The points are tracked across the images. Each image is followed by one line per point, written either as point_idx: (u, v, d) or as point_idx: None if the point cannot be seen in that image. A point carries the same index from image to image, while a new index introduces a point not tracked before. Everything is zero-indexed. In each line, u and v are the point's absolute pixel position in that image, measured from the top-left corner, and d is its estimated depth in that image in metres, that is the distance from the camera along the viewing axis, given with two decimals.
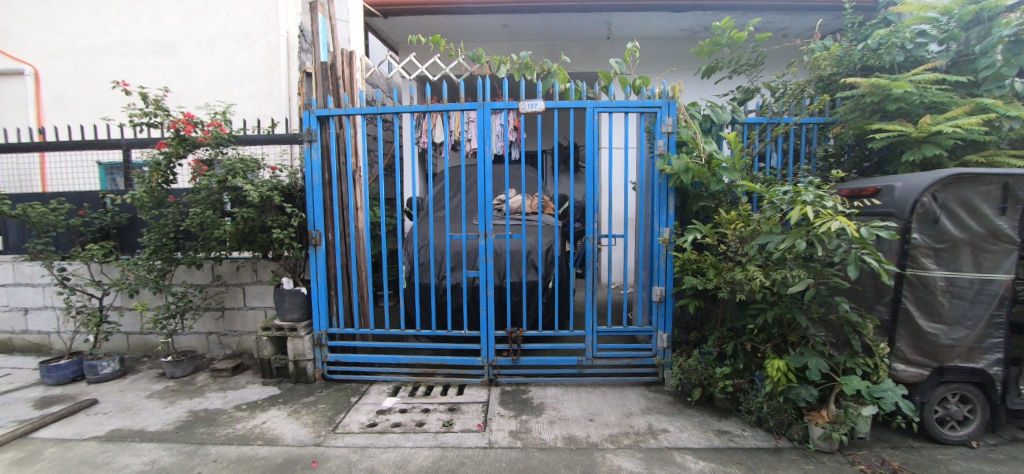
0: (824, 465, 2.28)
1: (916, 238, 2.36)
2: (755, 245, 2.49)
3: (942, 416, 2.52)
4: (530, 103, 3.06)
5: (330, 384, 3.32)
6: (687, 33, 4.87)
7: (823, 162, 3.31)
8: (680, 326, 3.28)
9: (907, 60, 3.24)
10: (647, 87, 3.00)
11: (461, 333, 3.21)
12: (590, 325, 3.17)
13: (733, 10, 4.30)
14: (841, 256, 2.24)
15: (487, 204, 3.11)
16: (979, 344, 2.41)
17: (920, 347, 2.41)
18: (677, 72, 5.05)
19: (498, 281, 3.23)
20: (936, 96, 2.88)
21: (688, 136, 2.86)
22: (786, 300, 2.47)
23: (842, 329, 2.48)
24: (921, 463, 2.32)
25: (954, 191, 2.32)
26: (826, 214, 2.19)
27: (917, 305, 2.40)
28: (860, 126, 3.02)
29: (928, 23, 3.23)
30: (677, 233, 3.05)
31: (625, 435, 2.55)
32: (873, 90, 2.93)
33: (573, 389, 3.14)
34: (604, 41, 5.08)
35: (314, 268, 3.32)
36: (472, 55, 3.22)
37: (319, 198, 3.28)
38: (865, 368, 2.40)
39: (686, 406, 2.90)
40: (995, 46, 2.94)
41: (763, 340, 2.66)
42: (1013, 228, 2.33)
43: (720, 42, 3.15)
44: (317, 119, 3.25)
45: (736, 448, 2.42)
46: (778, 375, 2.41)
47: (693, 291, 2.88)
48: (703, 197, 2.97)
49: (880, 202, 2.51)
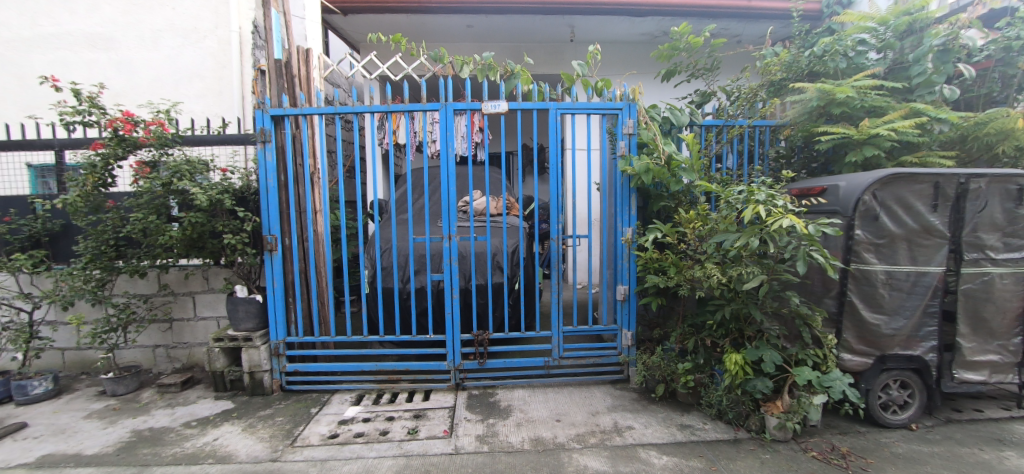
0: (779, 454, 2.37)
1: (859, 234, 2.49)
2: (713, 243, 2.56)
3: (885, 402, 2.67)
4: (493, 103, 3.03)
5: (289, 395, 3.18)
6: (648, 37, 4.99)
7: (775, 163, 3.47)
8: (643, 324, 3.34)
9: (850, 67, 3.43)
10: (609, 89, 3.04)
11: (426, 337, 3.14)
12: (556, 326, 3.17)
13: (690, 16, 4.43)
14: (792, 253, 2.34)
15: (451, 206, 3.07)
16: (916, 333, 2.57)
17: (864, 337, 2.55)
18: (638, 75, 5.16)
19: (463, 284, 3.19)
20: (875, 101, 3.07)
21: (649, 137, 2.91)
22: (742, 296, 2.55)
23: (793, 321, 2.59)
24: (867, 447, 2.46)
25: (891, 189, 2.47)
26: (777, 212, 2.28)
27: (861, 297, 2.54)
28: (808, 128, 3.18)
29: (868, 32, 3.43)
30: (639, 232, 3.10)
31: (591, 433, 2.57)
32: (820, 95, 3.09)
33: (540, 390, 3.13)
34: (568, 44, 5.13)
35: (270, 274, 3.17)
36: (434, 55, 3.16)
37: (274, 201, 3.13)
38: (815, 359, 2.51)
39: (650, 402, 2.95)
40: (926, 54, 3.17)
41: (722, 335, 2.73)
42: (944, 223, 2.50)
43: (679, 46, 3.25)
44: (271, 119, 3.10)
45: (697, 442, 2.48)
46: (736, 368, 2.49)
47: (655, 289, 2.94)
48: (664, 197, 3.04)
49: (826, 201, 2.64)
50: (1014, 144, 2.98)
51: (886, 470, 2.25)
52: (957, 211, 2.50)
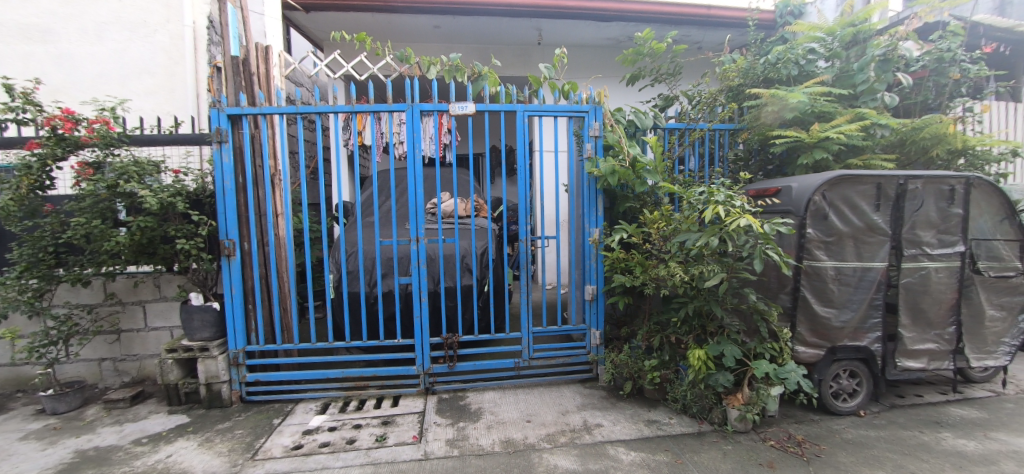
0: (740, 445, 2.46)
1: (810, 233, 2.62)
2: (675, 242, 2.64)
3: (836, 391, 2.82)
4: (460, 105, 3.02)
5: (249, 406, 3.05)
6: (613, 42, 5.10)
7: (734, 165, 3.59)
8: (611, 323, 3.41)
9: (801, 75, 3.60)
10: (575, 92, 3.09)
11: (394, 342, 3.09)
12: (526, 327, 3.18)
13: (653, 22, 4.56)
14: (749, 251, 2.45)
15: (419, 209, 3.04)
16: (862, 325, 2.73)
17: (816, 330, 2.69)
18: (603, 79, 5.26)
19: (432, 287, 3.15)
20: (824, 107, 3.24)
21: (614, 140, 2.97)
22: (704, 294, 2.64)
23: (751, 317, 2.70)
24: (820, 434, 2.59)
25: (839, 190, 2.62)
26: (735, 212, 2.38)
27: (813, 292, 2.67)
28: (764, 132, 3.34)
29: (817, 41, 3.64)
30: (606, 232, 3.16)
31: (561, 433, 2.59)
32: (774, 101, 3.26)
33: (510, 391, 3.13)
34: (535, 47, 5.19)
35: (228, 281, 3.04)
36: (400, 55, 3.12)
37: (232, 203, 3.00)
38: (772, 352, 2.62)
39: (619, 399, 3.00)
40: (869, 64, 3.37)
41: (685, 331, 2.81)
42: (886, 222, 2.68)
43: (642, 51, 3.35)
44: (228, 118, 2.98)
45: (664, 436, 2.55)
46: (699, 363, 2.57)
47: (622, 288, 3.01)
48: (630, 198, 3.11)
49: (780, 201, 2.77)
50: (946, 147, 3.23)
51: (837, 456, 2.38)
52: (898, 210, 2.67)
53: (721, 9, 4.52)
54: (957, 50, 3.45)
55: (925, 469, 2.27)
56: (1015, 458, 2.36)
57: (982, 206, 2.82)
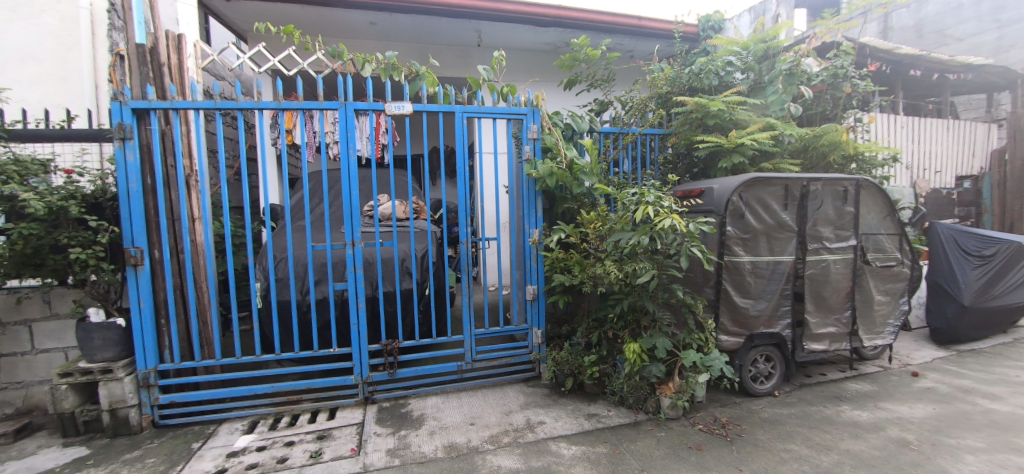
0: (672, 431, 2.62)
1: (730, 230, 2.85)
2: (610, 241, 2.75)
3: (754, 375, 3.09)
4: (396, 105, 2.97)
5: (163, 432, 2.76)
6: (551, 47, 5.22)
7: (663, 168, 3.79)
8: (552, 321, 3.48)
9: (721, 85, 3.91)
10: (514, 95, 3.13)
11: (330, 351, 2.95)
12: (468, 329, 3.17)
13: (588, 29, 4.72)
14: (677, 248, 2.61)
15: (355, 211, 2.94)
16: (775, 313, 3.01)
17: (736, 320, 2.92)
18: (541, 82, 5.36)
19: (370, 292, 3.08)
20: (740, 115, 3.54)
21: (552, 142, 3.05)
22: (637, 290, 2.76)
23: (680, 310, 2.87)
24: (741, 415, 2.82)
25: (753, 191, 2.87)
26: (663, 212, 2.54)
27: (732, 285, 2.90)
28: (689, 137, 3.60)
29: (734, 55, 3.96)
30: (545, 233, 3.22)
31: (504, 433, 2.60)
32: (698, 108, 3.52)
33: (453, 395, 3.10)
34: (475, 48, 5.19)
35: (135, 293, 2.73)
36: (332, 51, 2.99)
37: (138, 208, 2.70)
38: (699, 342, 2.80)
39: (561, 395, 3.07)
40: (777, 77, 3.73)
41: (621, 326, 2.94)
42: (793, 219, 2.97)
43: (578, 57, 3.49)
44: (133, 113, 2.69)
45: (602, 429, 2.65)
46: (634, 356, 2.69)
47: (562, 288, 3.10)
48: (568, 199, 3.20)
49: (703, 201, 2.98)
50: (841, 153, 3.64)
51: (756, 434, 2.60)
52: (803, 208, 2.97)
53: (651, 21, 4.79)
54: (848, 68, 3.89)
55: (827, 440, 2.54)
56: (898, 424, 2.71)
57: (870, 204, 3.21)
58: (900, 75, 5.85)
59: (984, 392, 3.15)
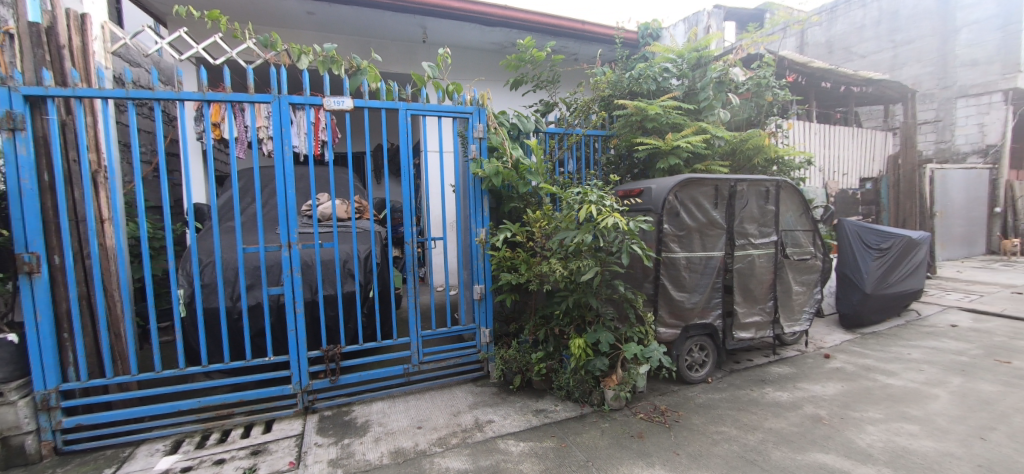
0: (615, 421, 2.73)
1: (666, 228, 3.01)
2: (555, 240, 2.81)
3: (689, 364, 3.29)
4: (335, 100, 2.84)
5: (68, 459, 2.45)
6: (498, 47, 5.24)
7: (606, 168, 3.92)
8: (500, 320, 3.50)
9: (659, 90, 4.12)
10: (459, 93, 3.13)
11: (265, 360, 2.78)
12: (414, 331, 3.11)
13: (534, 31, 4.79)
14: (618, 246, 2.71)
15: (291, 211, 2.79)
16: (707, 305, 3.22)
17: (673, 312, 3.10)
18: (488, 82, 5.37)
19: (309, 296, 2.94)
20: (676, 119, 3.77)
21: (498, 142, 3.07)
22: (581, 287, 2.84)
23: (622, 305, 2.98)
24: (678, 402, 2.99)
25: (687, 191, 3.06)
26: (605, 211, 2.63)
27: (669, 280, 3.07)
28: (630, 139, 3.78)
29: (670, 62, 4.20)
30: (492, 232, 3.23)
31: (452, 434, 2.58)
32: (637, 112, 3.71)
33: (400, 399, 3.03)
34: (420, 45, 5.10)
35: (28, 306, 2.40)
36: (264, 40, 2.80)
37: (33, 208, 2.38)
38: (640, 335, 2.93)
39: (509, 393, 3.10)
40: (708, 84, 4.00)
41: (567, 323, 3.01)
42: (722, 217, 3.19)
43: (524, 58, 3.55)
44: (25, 101, 2.36)
45: (550, 424, 2.70)
46: (579, 352, 2.77)
47: (508, 286, 3.13)
48: (514, 198, 3.24)
49: (642, 200, 3.13)
50: (763, 156, 3.98)
51: (691, 419, 2.77)
52: (731, 207, 3.21)
53: (594, 25, 4.95)
54: (770, 78, 4.23)
55: (753, 420, 2.76)
56: (812, 402, 3.00)
57: (787, 203, 3.52)
58: (813, 86, 6.48)
59: (882, 369, 3.56)
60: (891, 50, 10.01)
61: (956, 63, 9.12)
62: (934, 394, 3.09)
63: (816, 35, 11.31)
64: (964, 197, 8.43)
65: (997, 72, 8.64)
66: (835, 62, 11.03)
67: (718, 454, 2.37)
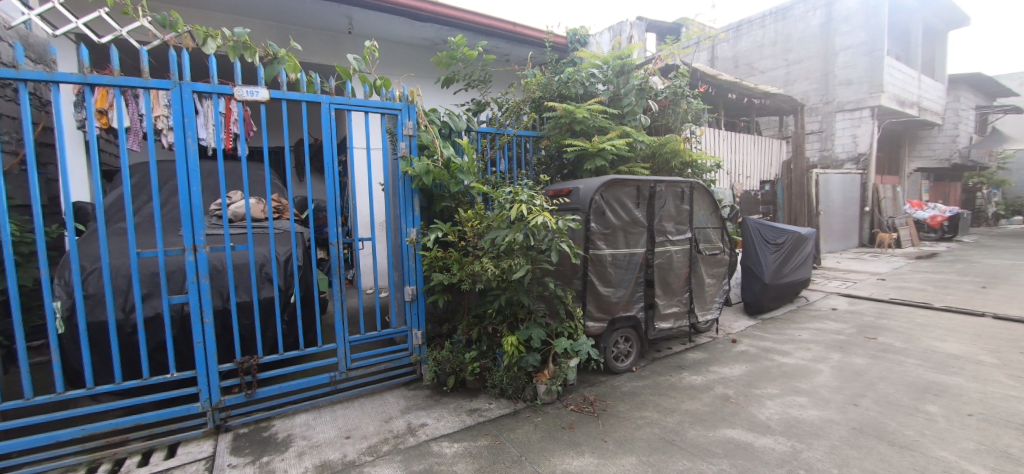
0: (547, 414, 2.81)
1: (593, 227, 3.15)
2: (487, 239, 2.82)
3: (616, 354, 3.48)
4: (249, 89, 2.63)
5: None
6: (429, 43, 5.16)
7: (537, 168, 4.00)
8: (432, 321, 3.44)
9: (586, 94, 4.32)
10: (387, 89, 3.03)
11: (167, 377, 2.48)
12: (341, 336, 2.96)
13: (466, 29, 4.77)
14: (548, 244, 2.79)
15: (195, 211, 2.52)
16: (631, 298, 3.42)
17: (600, 306, 3.25)
18: (418, 78, 5.26)
19: (219, 304, 2.68)
20: (601, 123, 3.98)
21: (428, 140, 3.02)
22: (513, 285, 2.88)
23: (553, 302, 3.07)
24: (606, 391, 3.15)
25: (612, 191, 3.22)
26: (535, 210, 2.69)
27: (597, 276, 3.21)
28: (559, 140, 3.91)
29: (596, 68, 4.40)
30: (423, 232, 3.17)
31: (384, 441, 2.49)
32: (566, 114, 3.88)
33: (326, 409, 2.86)
34: (346, 36, 4.87)
35: None
36: (160, 19, 2.46)
37: None
38: (569, 330, 3.04)
39: (443, 394, 3.07)
40: (631, 91, 4.26)
41: (500, 321, 3.03)
42: (643, 216, 3.41)
43: (455, 56, 3.64)
44: None
45: (484, 422, 2.71)
46: (512, 349, 2.81)
47: (441, 286, 3.08)
48: (445, 197, 3.20)
49: (571, 200, 3.24)
50: (679, 160, 4.30)
51: (618, 407, 2.93)
52: (651, 206, 3.44)
53: (525, 28, 5.04)
54: (684, 88, 4.60)
55: (672, 403, 2.99)
56: (722, 383, 3.31)
57: (700, 203, 3.85)
58: (722, 97, 7.16)
59: (779, 350, 4.03)
60: (785, 68, 11.35)
61: (836, 82, 10.55)
62: (820, 370, 3.55)
63: (724, 51, 12.51)
64: (841, 198, 9.76)
65: (865, 91, 10.12)
66: (740, 76, 12.27)
67: (641, 438, 2.53)
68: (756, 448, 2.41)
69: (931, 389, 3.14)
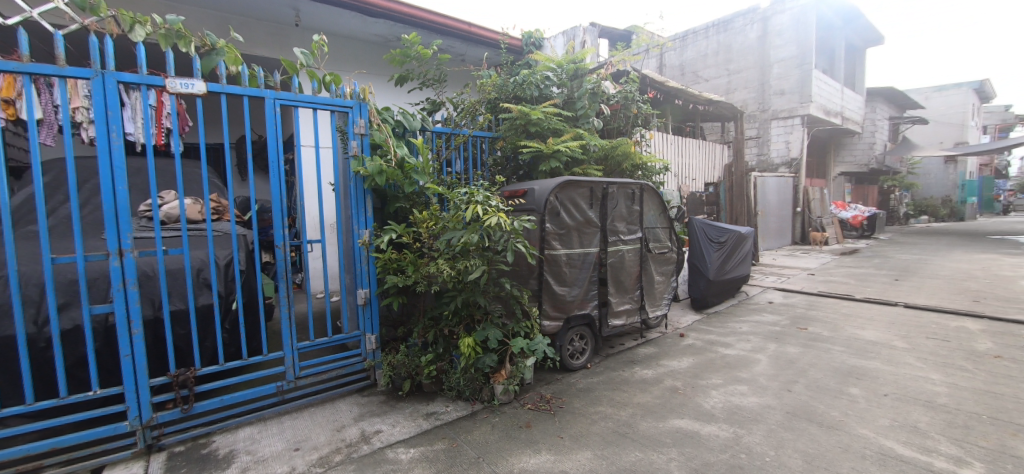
0: (504, 414, 2.82)
1: (548, 227, 3.20)
2: (443, 240, 2.80)
3: (571, 352, 3.56)
4: (183, 82, 2.45)
5: None
6: (382, 40, 5.03)
7: (493, 169, 4.02)
8: (387, 325, 3.36)
9: (541, 96, 4.39)
10: (338, 85, 2.91)
11: (89, 395, 2.25)
12: (288, 344, 2.82)
13: (420, 27, 4.70)
14: (504, 245, 2.80)
15: (122, 212, 2.31)
16: (585, 297, 3.50)
17: (556, 305, 3.31)
18: (370, 75, 5.12)
19: (150, 314, 2.48)
20: (555, 125, 4.07)
21: (380, 139, 2.95)
22: (469, 286, 2.87)
23: (509, 302, 3.08)
24: (562, 388, 3.22)
25: (566, 192, 3.29)
26: (490, 211, 2.69)
27: (552, 276, 3.27)
28: (514, 141, 3.95)
29: (551, 71, 4.49)
30: (376, 234, 3.09)
31: (335, 451, 2.40)
32: (521, 116, 3.93)
33: (273, 421, 2.72)
34: (293, 29, 4.67)
35: None
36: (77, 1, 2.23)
37: None
38: (526, 330, 3.08)
39: (398, 399, 3.00)
40: (584, 95, 4.37)
41: (456, 323, 3.01)
42: (597, 216, 3.51)
43: (409, 54, 3.62)
44: None
45: (441, 425, 2.68)
46: (469, 350, 2.80)
47: (395, 289, 3.02)
48: (399, 198, 3.14)
49: (526, 201, 3.28)
50: (630, 162, 4.46)
51: (573, 403, 3.00)
52: (603, 207, 3.54)
53: (480, 29, 5.03)
54: (635, 93, 4.78)
55: (625, 397, 3.10)
56: (671, 375, 3.48)
57: (650, 204, 4.02)
58: (669, 103, 7.53)
59: (722, 342, 4.28)
60: (726, 77, 12.10)
61: (771, 91, 11.37)
62: (758, 359, 3.81)
63: (672, 59, 13.13)
64: (777, 199, 10.52)
65: (797, 101, 10.97)
66: (686, 83, 12.89)
67: (595, 433, 2.60)
68: (701, 436, 2.55)
69: (853, 373, 3.46)
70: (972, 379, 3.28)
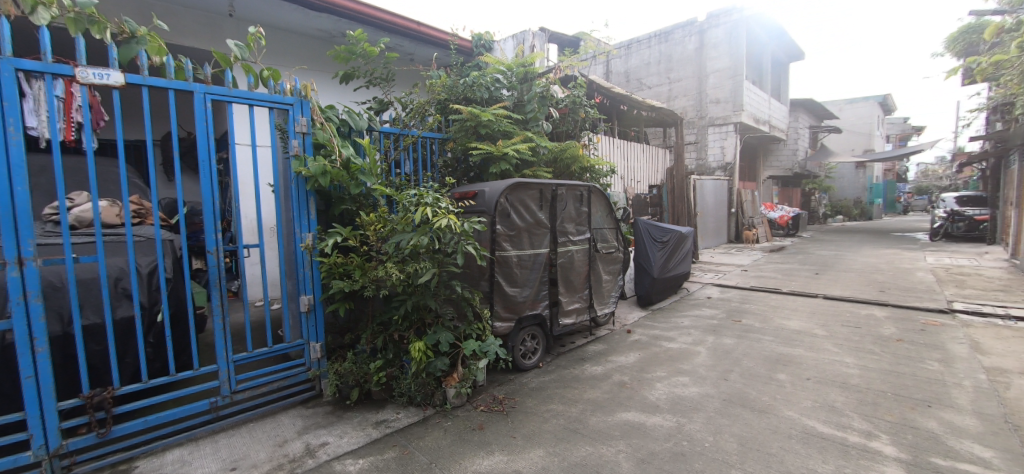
0: (457, 417, 2.81)
1: (499, 229, 3.23)
2: (391, 243, 2.74)
3: (523, 352, 3.61)
4: (97, 72, 2.22)
5: None
6: (325, 35, 4.83)
7: (443, 171, 3.99)
8: (333, 332, 3.24)
9: (491, 98, 4.42)
10: (276, 81, 2.79)
11: None
12: (223, 356, 2.64)
13: (366, 24, 4.57)
14: (455, 247, 2.79)
15: (20, 215, 2.05)
16: (536, 297, 3.57)
17: (507, 306, 3.33)
18: (313, 71, 4.92)
19: (58, 329, 2.22)
20: (505, 127, 4.11)
21: (324, 138, 2.84)
22: (419, 290, 2.82)
23: (460, 304, 3.07)
24: (514, 389, 3.25)
25: (517, 194, 3.33)
26: (440, 213, 2.67)
27: (503, 277, 3.29)
28: (465, 143, 3.94)
29: (501, 73, 4.52)
30: (320, 237, 2.96)
31: (278, 468, 2.27)
32: (471, 118, 3.93)
33: (206, 440, 2.52)
34: (226, 19, 4.39)
35: None
36: None
37: None
38: (478, 332, 3.08)
39: (346, 409, 2.90)
40: (534, 98, 4.45)
41: (406, 327, 2.96)
42: (546, 218, 3.58)
43: (354, 51, 3.51)
44: None
45: (392, 433, 2.62)
46: (419, 354, 2.76)
47: (341, 294, 2.91)
48: (345, 199, 3.02)
49: (477, 203, 3.28)
50: (578, 165, 4.59)
51: (526, 402, 3.04)
52: (553, 208, 3.63)
53: (428, 28, 4.97)
54: (582, 98, 4.93)
55: (575, 393, 3.18)
56: (619, 371, 3.61)
57: (597, 205, 4.16)
58: (615, 108, 7.84)
59: (666, 337, 4.52)
60: (667, 85, 12.79)
61: (708, 100, 12.17)
62: (698, 351, 4.05)
63: (618, 66, 13.68)
64: (714, 200, 11.26)
65: (730, 109, 11.79)
66: (632, 90, 13.48)
67: (547, 430, 2.65)
68: (647, 426, 2.67)
69: (781, 361, 3.77)
70: (879, 361, 3.69)
